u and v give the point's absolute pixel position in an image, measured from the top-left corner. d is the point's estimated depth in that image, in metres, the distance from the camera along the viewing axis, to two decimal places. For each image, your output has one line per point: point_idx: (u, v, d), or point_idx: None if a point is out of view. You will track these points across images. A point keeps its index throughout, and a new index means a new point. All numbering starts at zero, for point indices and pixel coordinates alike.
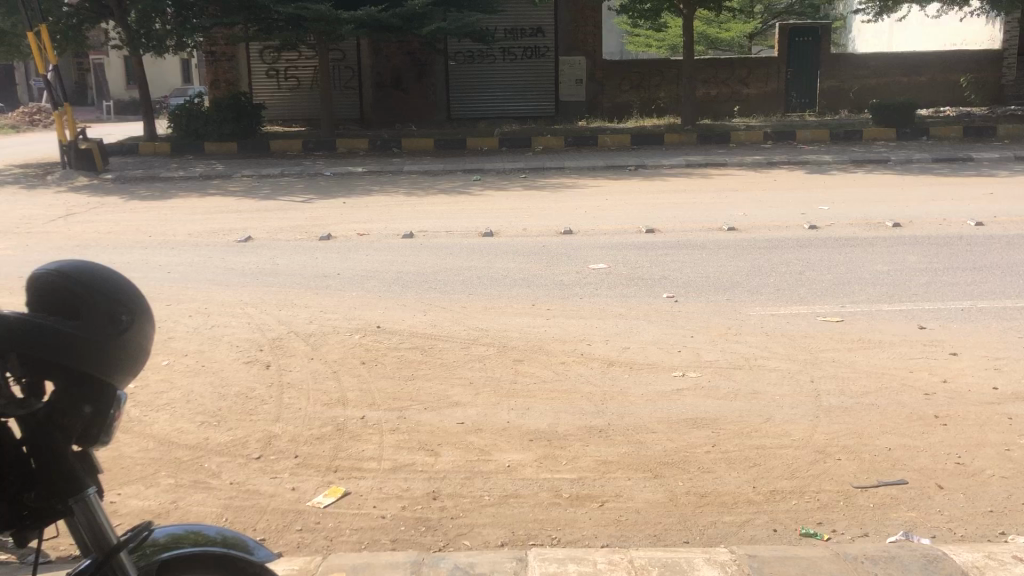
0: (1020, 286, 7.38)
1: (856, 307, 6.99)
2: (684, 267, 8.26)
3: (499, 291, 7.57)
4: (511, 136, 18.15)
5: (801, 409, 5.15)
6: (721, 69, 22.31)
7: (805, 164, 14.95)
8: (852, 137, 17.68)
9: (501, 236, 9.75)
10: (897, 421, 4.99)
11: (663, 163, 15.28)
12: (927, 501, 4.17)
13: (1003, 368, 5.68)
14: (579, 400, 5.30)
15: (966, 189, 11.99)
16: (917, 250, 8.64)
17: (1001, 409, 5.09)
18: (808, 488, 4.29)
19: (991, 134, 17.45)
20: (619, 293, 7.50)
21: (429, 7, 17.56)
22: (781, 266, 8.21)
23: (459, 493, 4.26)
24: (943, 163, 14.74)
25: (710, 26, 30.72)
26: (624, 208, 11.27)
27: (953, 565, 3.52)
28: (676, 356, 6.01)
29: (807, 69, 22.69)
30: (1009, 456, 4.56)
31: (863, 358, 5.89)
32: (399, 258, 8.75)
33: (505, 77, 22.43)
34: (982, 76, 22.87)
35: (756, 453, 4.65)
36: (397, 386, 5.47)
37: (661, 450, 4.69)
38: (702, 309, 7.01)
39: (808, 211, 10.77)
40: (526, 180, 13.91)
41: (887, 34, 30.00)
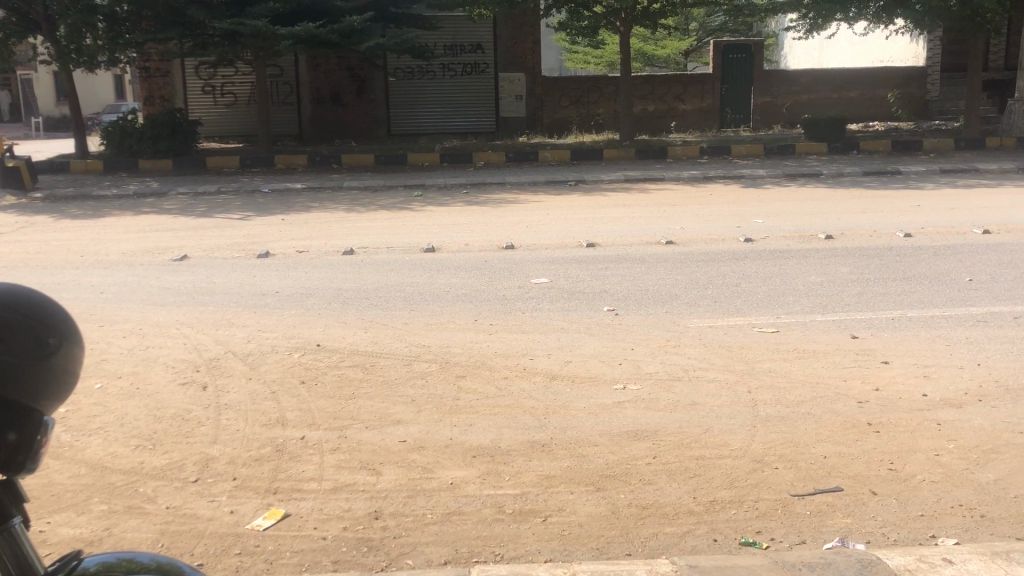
0: (947, 295, 7.62)
1: (791, 318, 7.14)
2: (624, 280, 8.35)
3: (441, 307, 7.56)
4: (452, 152, 18.18)
5: (739, 419, 5.23)
6: (658, 85, 22.67)
7: (740, 179, 15.23)
8: (785, 152, 18.09)
9: (443, 251, 9.75)
10: (832, 428, 5.10)
11: (602, 178, 15.44)
12: (862, 507, 4.27)
13: (932, 375, 5.86)
14: (521, 415, 5.32)
15: (894, 201, 12.35)
16: (849, 261, 8.87)
17: (930, 416, 5.24)
18: (746, 498, 4.35)
19: (918, 148, 18.01)
20: (561, 307, 7.55)
21: (367, 23, 17.48)
22: (718, 278, 8.35)
23: (402, 512, 4.23)
24: (872, 176, 15.15)
25: (646, 43, 31.17)
26: (564, 222, 11.36)
27: (887, 569, 3.60)
28: (617, 369, 6.06)
29: (741, 85, 23.20)
30: (938, 461, 4.70)
31: (799, 368, 6.01)
32: (338, 275, 8.69)
33: (445, 92, 22.45)
34: (907, 91, 23.54)
35: (696, 463, 4.71)
36: (338, 405, 5.42)
37: (604, 463, 4.73)
38: (642, 322, 7.09)
39: (743, 224, 10.99)
40: (467, 195, 13.91)
41: (817, 50, 30.81)
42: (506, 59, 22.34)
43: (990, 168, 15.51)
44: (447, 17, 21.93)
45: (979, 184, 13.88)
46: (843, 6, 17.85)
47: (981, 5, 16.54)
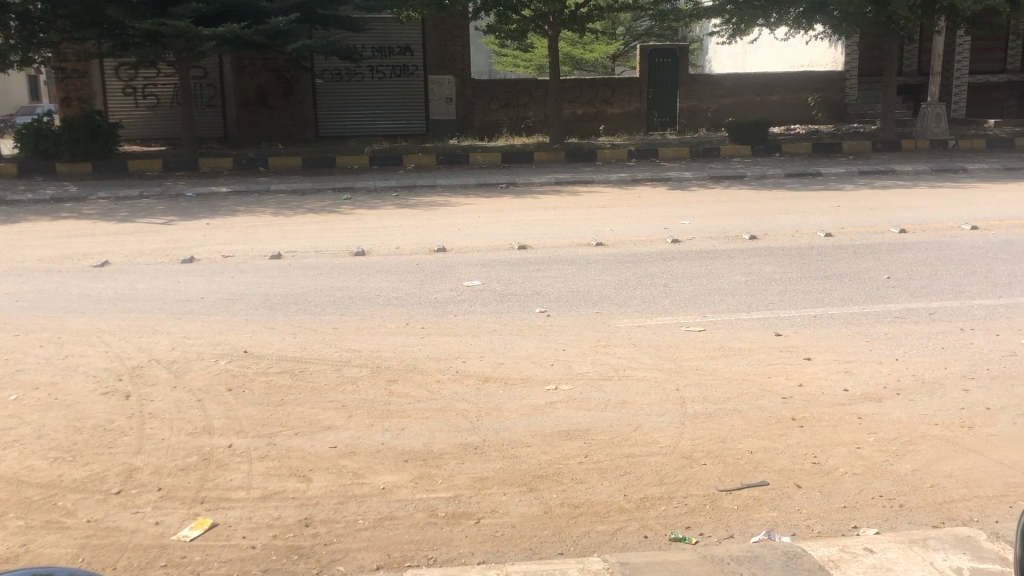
0: (866, 293, 7.88)
1: (717, 316, 7.28)
2: (556, 282, 8.41)
3: (372, 311, 7.50)
4: (381, 155, 18.05)
5: (668, 417, 5.31)
6: (587, 89, 22.90)
7: (667, 181, 15.47)
8: (710, 154, 18.44)
9: (373, 254, 9.68)
10: (757, 424, 5.22)
11: (533, 181, 15.51)
12: (787, 500, 4.37)
13: (852, 370, 6.04)
14: (454, 417, 5.31)
15: (815, 202, 12.69)
16: (772, 261, 9.09)
17: (851, 410, 5.40)
18: (676, 494, 4.42)
19: (838, 150, 18.53)
20: (492, 308, 7.57)
21: (293, 24, 17.26)
22: (646, 279, 8.47)
23: (332, 518, 4.18)
24: (794, 178, 15.55)
25: (574, 47, 31.46)
26: (494, 225, 11.38)
27: (812, 560, 3.69)
28: (549, 369, 6.10)
29: (667, 89, 23.52)
30: (859, 453, 4.84)
31: (725, 365, 6.13)
32: (266, 279, 8.56)
33: (374, 95, 22.30)
34: (827, 95, 24.32)
35: (627, 461, 4.76)
36: (267, 412, 5.33)
37: (536, 463, 4.75)
38: (573, 323, 7.14)
39: (671, 225, 11.16)
40: (397, 198, 13.83)
41: (740, 55, 31.50)
42: (435, 62, 22.29)
43: (905, 169, 16.06)
44: (374, 18, 21.79)
45: (895, 185, 14.34)
46: (764, 11, 18.28)
47: (894, 12, 17.14)
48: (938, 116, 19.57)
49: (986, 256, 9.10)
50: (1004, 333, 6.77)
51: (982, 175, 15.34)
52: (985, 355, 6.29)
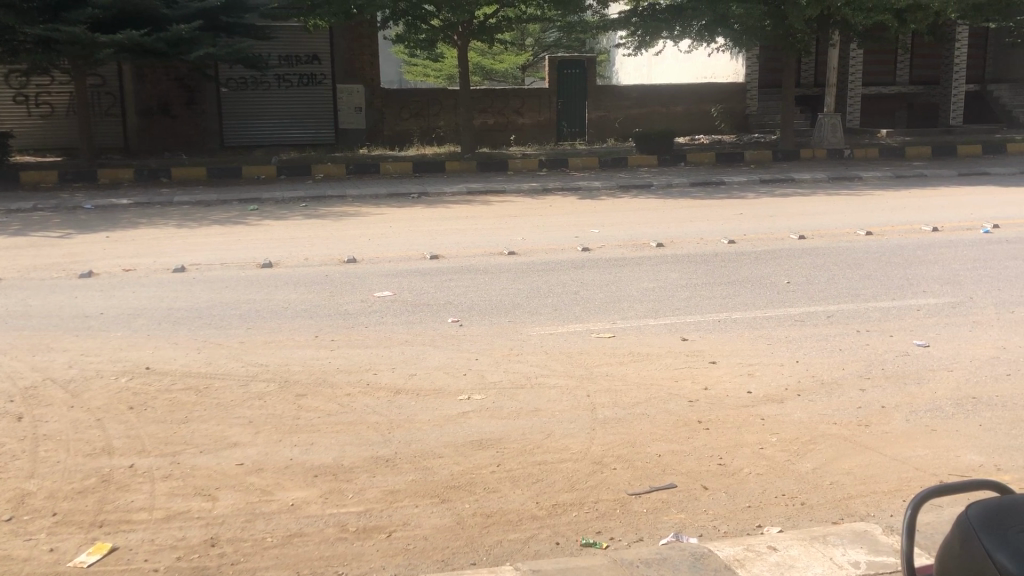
0: (767, 297, 8.13)
1: (627, 322, 7.40)
2: (468, 291, 8.40)
3: (281, 324, 7.36)
4: (289, 165, 17.79)
5: (579, 423, 5.37)
6: (497, 99, 23.04)
7: (578, 190, 15.64)
8: (619, 164, 18.74)
9: (281, 266, 9.51)
10: (665, 427, 5.32)
11: (444, 190, 15.47)
12: (694, 502, 4.47)
13: (756, 372, 6.21)
14: (364, 431, 5.25)
15: (720, 210, 13.03)
16: (678, 268, 9.28)
17: (755, 412, 5.55)
18: (587, 499, 4.47)
19: (740, 159, 19.08)
20: (404, 319, 7.52)
21: (196, 32, 16.88)
22: (557, 287, 8.55)
23: (239, 537, 4.08)
24: (699, 186, 15.94)
25: (484, 57, 31.56)
26: (406, 235, 11.31)
27: (717, 560, 3.78)
28: (461, 379, 6.09)
29: (576, 100, 23.85)
30: (763, 454, 4.98)
31: (633, 371, 6.24)
32: (169, 293, 8.32)
33: (281, 104, 21.95)
34: (729, 105, 25.02)
35: (539, 468, 4.80)
36: (170, 430, 5.18)
37: (448, 474, 4.74)
38: (486, 332, 7.15)
39: (581, 234, 11.30)
40: (306, 209, 13.62)
41: (646, 67, 32.17)
42: (344, 71, 22.07)
43: (804, 177, 16.65)
44: (281, 27, 21.47)
45: (795, 193, 14.82)
46: (667, 24, 18.72)
47: (791, 26, 17.80)
48: (835, 126, 20.34)
49: (879, 260, 9.50)
50: (897, 333, 7.07)
51: (875, 183, 16.00)
52: (879, 355, 6.56)
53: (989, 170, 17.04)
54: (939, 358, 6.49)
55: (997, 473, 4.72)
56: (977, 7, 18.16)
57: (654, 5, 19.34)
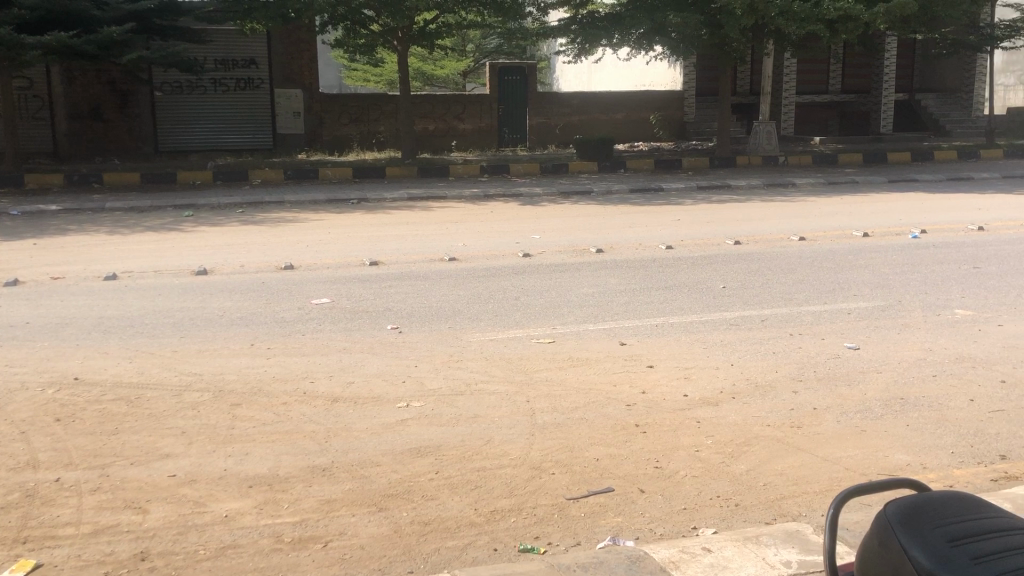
0: (704, 301, 8.25)
1: (567, 328, 7.44)
2: (408, 298, 8.36)
3: (216, 332, 7.24)
4: (226, 170, 17.52)
5: (518, 429, 5.38)
6: (438, 105, 23.03)
7: (519, 196, 15.67)
8: (560, 170, 18.88)
9: (216, 273, 9.36)
10: (603, 431, 5.36)
11: (385, 196, 15.37)
12: (631, 505, 4.51)
13: (692, 376, 6.30)
14: (301, 440, 5.19)
15: (659, 216, 13.19)
16: (617, 273, 9.37)
17: (691, 415, 5.62)
18: (525, 505, 4.48)
19: (678, 166, 19.35)
20: (342, 326, 7.45)
21: (128, 35, 16.54)
22: (497, 293, 8.56)
23: (171, 551, 4.00)
24: (638, 193, 16.11)
25: (425, 63, 31.49)
26: (345, 241, 11.21)
27: (653, 563, 3.82)
28: (401, 386, 6.05)
29: (517, 106, 23.92)
30: (699, 456, 5.05)
31: (572, 375, 6.27)
32: (98, 302, 8.11)
33: (218, 108, 21.62)
34: (667, 113, 25.33)
35: (477, 475, 4.79)
36: (98, 442, 5.05)
37: (386, 482, 4.70)
38: (425, 339, 7.13)
39: (522, 240, 11.33)
40: (243, 215, 13.40)
41: (586, 74, 32.45)
42: (282, 75, 21.81)
43: (740, 184, 16.95)
44: (217, 30, 21.14)
45: (731, 199, 15.08)
46: (606, 32, 18.92)
47: (727, 35, 18.13)
48: (769, 133, 20.77)
49: (812, 265, 9.71)
50: (828, 336, 7.24)
51: (808, 189, 16.37)
52: (811, 358, 6.70)
53: (916, 177, 17.57)
54: (869, 360, 6.65)
55: (922, 471, 4.86)
56: (904, 19, 18.72)
57: (593, 13, 19.52)
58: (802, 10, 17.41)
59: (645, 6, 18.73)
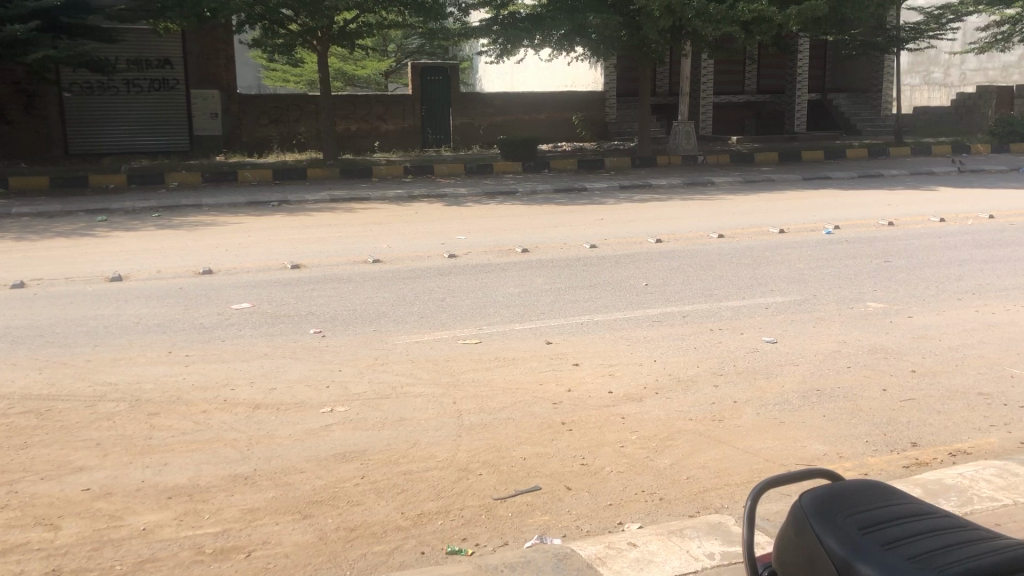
0: (628, 299, 8.35)
1: (492, 328, 7.44)
2: (330, 301, 8.26)
3: (131, 340, 7.03)
4: (140, 173, 17.03)
5: (444, 431, 5.35)
6: (359, 105, 22.82)
7: (443, 197, 15.63)
8: (484, 171, 18.88)
9: (131, 279, 9.09)
10: (530, 431, 5.38)
11: (306, 198, 15.15)
12: (558, 503, 4.53)
13: (616, 372, 6.37)
14: (221, 448, 5.07)
15: (583, 216, 13.30)
16: (543, 273, 9.41)
17: (616, 411, 5.69)
18: (452, 507, 4.46)
19: (601, 166, 19.55)
20: (264, 332, 7.32)
21: (34, 34, 15.96)
22: (423, 294, 8.51)
23: (85, 567, 3.86)
24: (562, 193, 16.21)
25: (346, 63, 31.15)
26: (265, 245, 11.00)
27: (580, 560, 3.84)
28: (324, 391, 5.97)
29: (440, 106, 23.88)
30: (624, 452, 5.11)
31: (499, 375, 6.28)
32: (6, 311, 7.79)
33: (131, 110, 21.01)
34: (589, 113, 25.59)
35: (404, 478, 4.76)
36: (6, 457, 4.85)
37: (310, 489, 4.63)
38: (349, 342, 7.04)
39: (447, 241, 11.29)
40: (160, 219, 13.06)
41: (508, 74, 32.56)
42: (197, 76, 21.31)
43: (662, 183, 17.22)
44: (129, 29, 20.54)
45: (653, 198, 15.32)
46: (527, 33, 19.00)
47: (646, 37, 18.40)
48: (688, 133, 21.14)
49: (733, 261, 9.91)
50: (747, 330, 7.41)
51: (726, 188, 16.72)
52: (731, 353, 6.84)
53: (829, 175, 18.10)
54: (786, 353, 6.83)
55: (839, 460, 5.00)
56: (815, 21, 19.29)
57: (514, 14, 19.57)
58: (718, 12, 17.78)
59: (565, 8, 18.89)
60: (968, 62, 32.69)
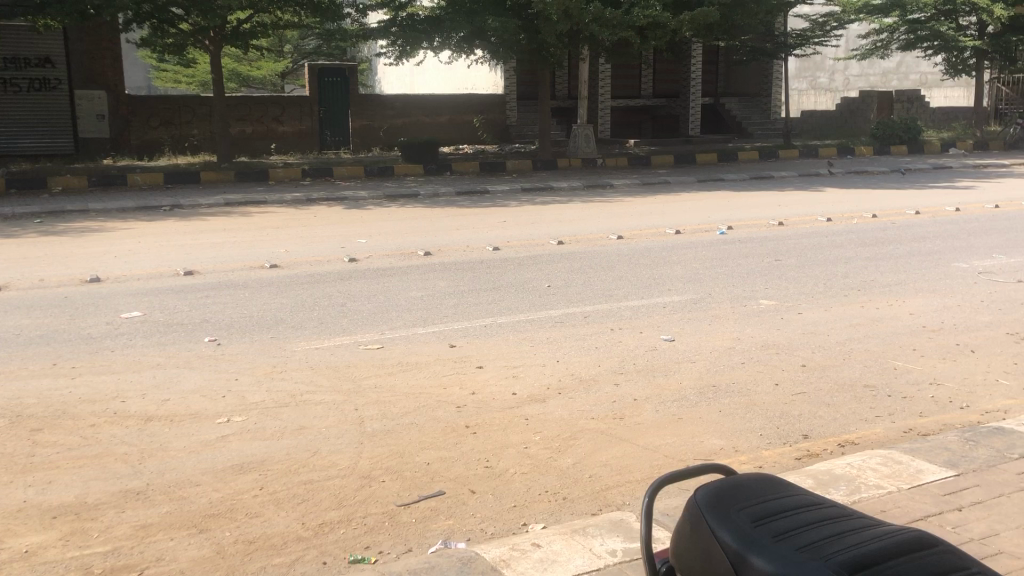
0: (531, 301, 8.40)
1: (394, 333, 7.37)
2: (226, 308, 8.03)
3: (11, 353, 6.68)
4: (21, 177, 16.22)
5: (346, 438, 5.27)
6: (255, 107, 22.33)
7: (343, 200, 15.42)
8: (385, 173, 18.72)
9: (12, 289, 8.64)
10: (433, 435, 5.35)
11: (200, 203, 14.72)
12: (462, 507, 4.51)
13: (520, 374, 6.39)
14: (112, 463, 4.87)
15: (485, 218, 13.33)
16: (446, 275, 9.40)
17: (519, 412, 5.71)
18: (354, 515, 4.39)
19: (502, 168, 19.65)
20: (156, 341, 7.06)
21: None
22: (323, 300, 8.37)
23: None
24: (465, 195, 16.21)
25: (240, 63, 30.43)
26: (157, 251, 10.63)
27: (484, 563, 3.83)
28: (220, 401, 5.80)
29: (338, 108, 23.56)
30: (528, 453, 5.13)
31: (401, 381, 6.21)
32: None
33: (10, 111, 19.97)
34: (490, 116, 25.66)
35: (304, 488, 4.66)
36: None
37: (207, 503, 4.49)
38: (247, 350, 6.87)
39: (347, 244, 11.14)
40: (43, 225, 12.48)
41: (408, 76, 32.41)
42: (82, 76, 20.47)
43: (562, 185, 17.40)
44: (5, 27, 19.72)
45: (553, 200, 15.48)
46: (426, 35, 18.93)
47: (544, 41, 18.57)
48: (587, 136, 21.42)
49: (631, 262, 10.08)
50: (647, 329, 7.55)
51: (625, 190, 17.00)
52: (631, 351, 6.96)
53: (723, 177, 18.64)
54: (684, 351, 6.98)
55: (735, 454, 5.14)
56: (708, 27, 19.81)
57: (412, 16, 19.46)
58: (614, 17, 18.09)
59: (464, 10, 18.90)
60: (851, 68, 34.15)
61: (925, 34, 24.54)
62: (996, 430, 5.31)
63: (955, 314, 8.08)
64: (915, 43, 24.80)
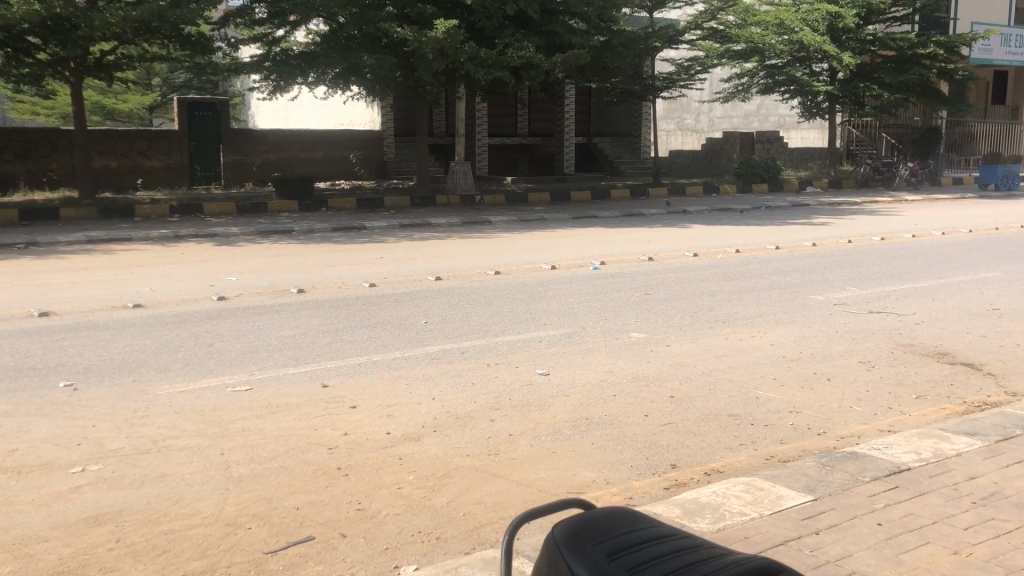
0: (407, 338, 8.34)
1: (264, 373, 7.18)
2: (84, 351, 7.64)
3: None
4: None
5: (210, 485, 5.07)
6: (120, 141, 21.54)
7: (214, 237, 14.99)
8: (258, 210, 18.29)
9: None
10: (303, 478, 5.21)
11: (59, 240, 14.03)
12: (332, 552, 4.40)
13: (394, 413, 6.31)
14: None
15: (362, 255, 13.19)
16: (320, 313, 9.24)
17: (393, 452, 5.63)
18: (218, 565, 4.22)
19: (380, 205, 19.56)
20: (4, 388, 6.63)
21: None
22: (190, 340, 8.08)
23: None
24: (340, 232, 16.03)
25: (104, 96, 29.33)
26: (8, 292, 10.04)
27: None
28: (75, 450, 5.49)
29: (210, 143, 22.97)
30: (401, 493, 5.06)
31: (271, 423, 6.03)
32: None
33: None
34: (368, 152, 25.50)
35: (165, 538, 4.45)
36: None
37: (56, 559, 4.22)
38: (106, 395, 6.54)
39: (216, 283, 10.80)
40: None
41: (283, 112, 32.01)
42: None
43: (440, 222, 17.39)
44: None
45: (431, 236, 15.49)
46: (301, 70, 18.71)
47: (420, 78, 18.69)
48: (465, 173, 21.58)
49: (506, 297, 10.17)
50: (522, 363, 7.62)
51: (502, 227, 17.17)
52: (506, 387, 6.99)
53: (597, 214, 19.05)
54: (558, 385, 7.07)
55: (606, 486, 5.22)
56: (580, 69, 20.42)
57: (286, 51, 19.24)
58: (490, 58, 18.36)
59: (339, 46, 18.82)
60: (715, 109, 35.76)
61: (782, 78, 26.01)
62: (850, 454, 5.58)
63: (812, 344, 8.48)
64: (773, 87, 26.23)
